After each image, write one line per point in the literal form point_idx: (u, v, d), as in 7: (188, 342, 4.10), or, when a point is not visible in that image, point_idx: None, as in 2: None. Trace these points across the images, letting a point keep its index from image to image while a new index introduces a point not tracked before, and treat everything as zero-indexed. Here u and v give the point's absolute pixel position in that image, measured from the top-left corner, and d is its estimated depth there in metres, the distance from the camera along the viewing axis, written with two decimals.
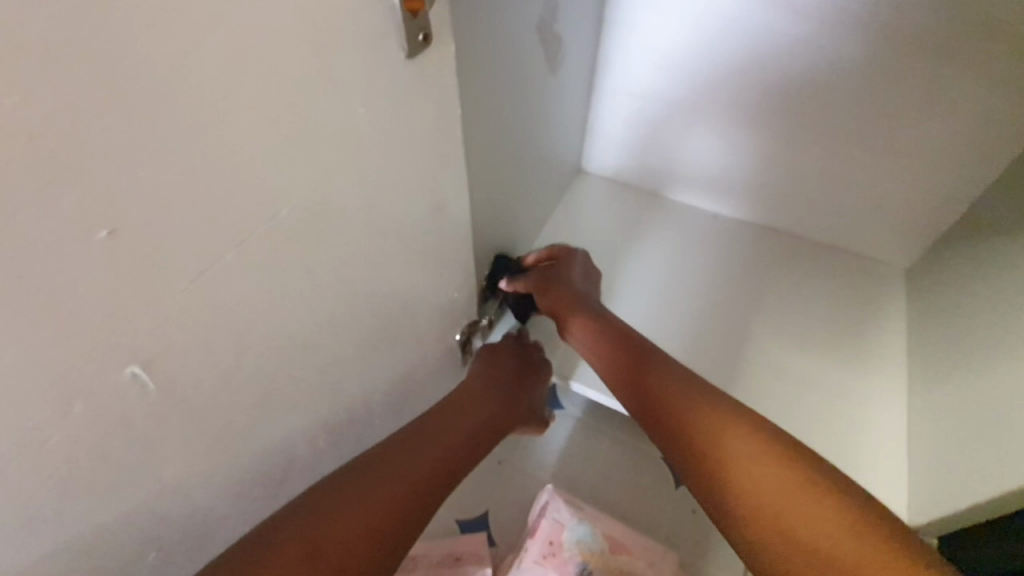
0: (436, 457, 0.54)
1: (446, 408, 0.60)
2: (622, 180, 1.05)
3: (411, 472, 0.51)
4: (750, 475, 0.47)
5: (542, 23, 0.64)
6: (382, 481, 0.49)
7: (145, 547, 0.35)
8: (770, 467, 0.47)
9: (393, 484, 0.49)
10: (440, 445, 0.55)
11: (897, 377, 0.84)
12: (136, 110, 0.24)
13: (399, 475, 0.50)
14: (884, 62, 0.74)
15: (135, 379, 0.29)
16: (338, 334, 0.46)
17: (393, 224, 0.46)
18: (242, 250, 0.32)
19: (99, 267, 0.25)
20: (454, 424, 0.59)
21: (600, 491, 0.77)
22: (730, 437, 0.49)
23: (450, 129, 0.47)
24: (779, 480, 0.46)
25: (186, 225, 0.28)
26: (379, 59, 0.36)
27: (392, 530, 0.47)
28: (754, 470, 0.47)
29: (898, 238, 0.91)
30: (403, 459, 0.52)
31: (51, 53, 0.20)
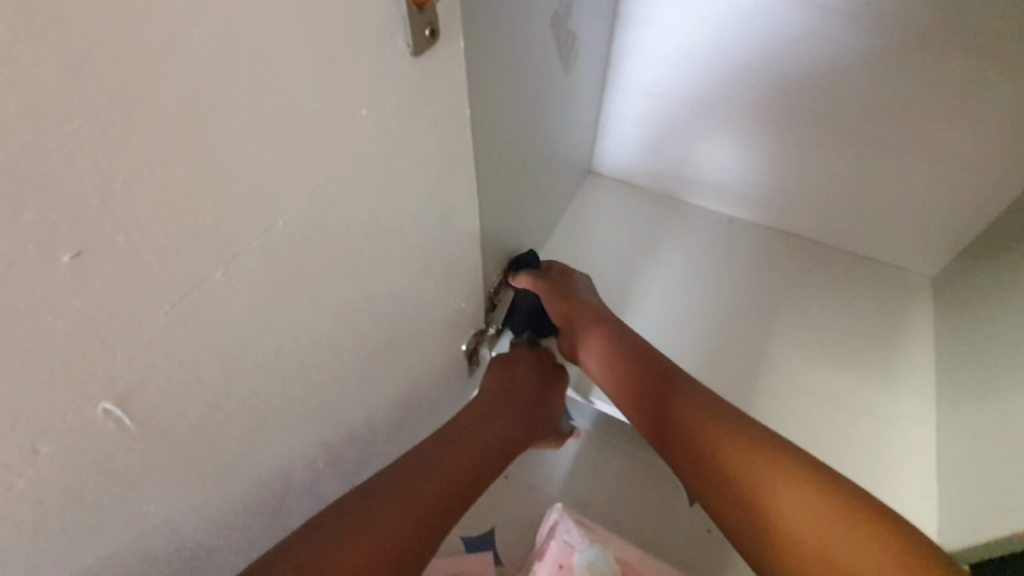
0: (451, 478, 0.51)
1: (459, 421, 0.57)
2: (635, 181, 1.02)
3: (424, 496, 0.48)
4: (769, 495, 0.46)
5: (555, 18, 0.61)
6: (395, 506, 0.46)
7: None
8: (783, 491, 0.46)
9: (405, 510, 0.46)
10: (454, 466, 0.52)
11: (923, 392, 0.80)
12: (109, 113, 0.21)
13: (410, 500, 0.47)
14: (912, 62, 0.70)
15: (111, 415, 0.26)
16: (338, 352, 0.43)
17: (396, 235, 0.43)
18: (232, 267, 0.29)
19: (67, 291, 0.22)
20: (468, 440, 0.56)
21: (611, 508, 0.74)
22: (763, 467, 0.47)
23: (458, 132, 0.44)
24: (793, 503, 0.45)
25: (169, 241, 0.25)
26: (384, 57, 0.33)
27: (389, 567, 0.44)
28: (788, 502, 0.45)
29: (924, 246, 0.87)
30: (416, 480, 0.49)
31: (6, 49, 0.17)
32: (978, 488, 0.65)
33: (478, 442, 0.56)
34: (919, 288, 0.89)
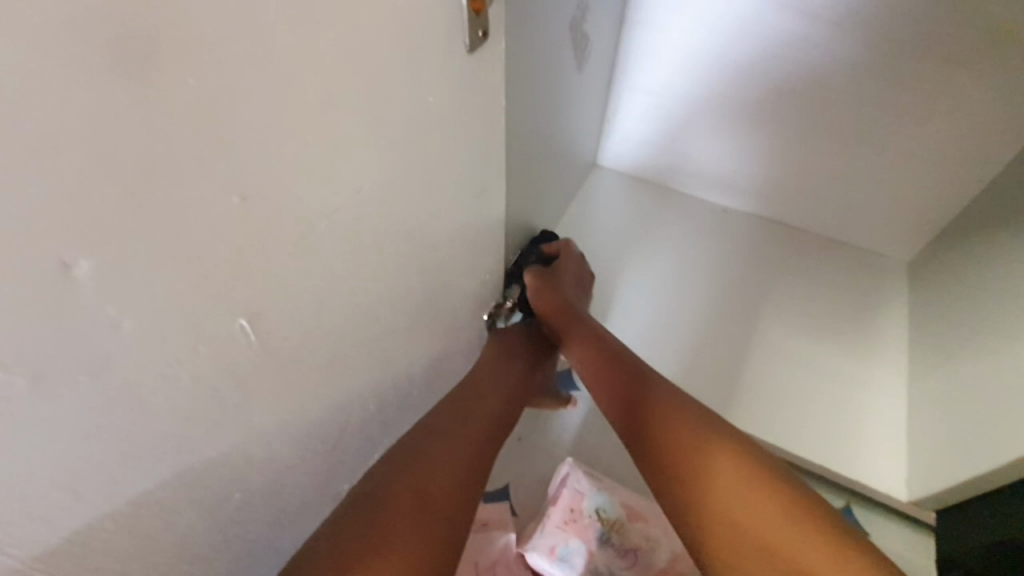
0: (475, 427, 0.58)
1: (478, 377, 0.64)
2: (637, 174, 1.09)
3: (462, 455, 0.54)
4: (714, 472, 0.51)
5: (574, 20, 0.68)
6: (441, 462, 0.51)
7: (231, 491, 0.39)
8: (721, 467, 0.51)
9: (446, 466, 0.51)
10: (476, 414, 0.59)
11: (897, 365, 0.88)
12: (274, 89, 0.28)
13: (445, 446, 0.53)
14: (887, 66, 0.78)
15: (243, 330, 0.33)
16: (392, 305, 0.49)
17: (444, 205, 0.50)
18: (332, 220, 0.36)
19: (233, 226, 0.29)
20: (486, 394, 0.63)
21: (615, 466, 0.82)
22: (712, 452, 0.53)
23: (497, 119, 0.51)
24: (728, 478, 0.51)
25: (295, 193, 0.32)
26: (449, 51, 0.40)
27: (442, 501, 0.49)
28: (724, 485, 0.50)
29: (902, 235, 0.95)
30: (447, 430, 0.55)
31: (222, 38, 0.24)
32: (943, 444, 0.73)
33: (493, 394, 0.64)
34: (897, 273, 0.97)
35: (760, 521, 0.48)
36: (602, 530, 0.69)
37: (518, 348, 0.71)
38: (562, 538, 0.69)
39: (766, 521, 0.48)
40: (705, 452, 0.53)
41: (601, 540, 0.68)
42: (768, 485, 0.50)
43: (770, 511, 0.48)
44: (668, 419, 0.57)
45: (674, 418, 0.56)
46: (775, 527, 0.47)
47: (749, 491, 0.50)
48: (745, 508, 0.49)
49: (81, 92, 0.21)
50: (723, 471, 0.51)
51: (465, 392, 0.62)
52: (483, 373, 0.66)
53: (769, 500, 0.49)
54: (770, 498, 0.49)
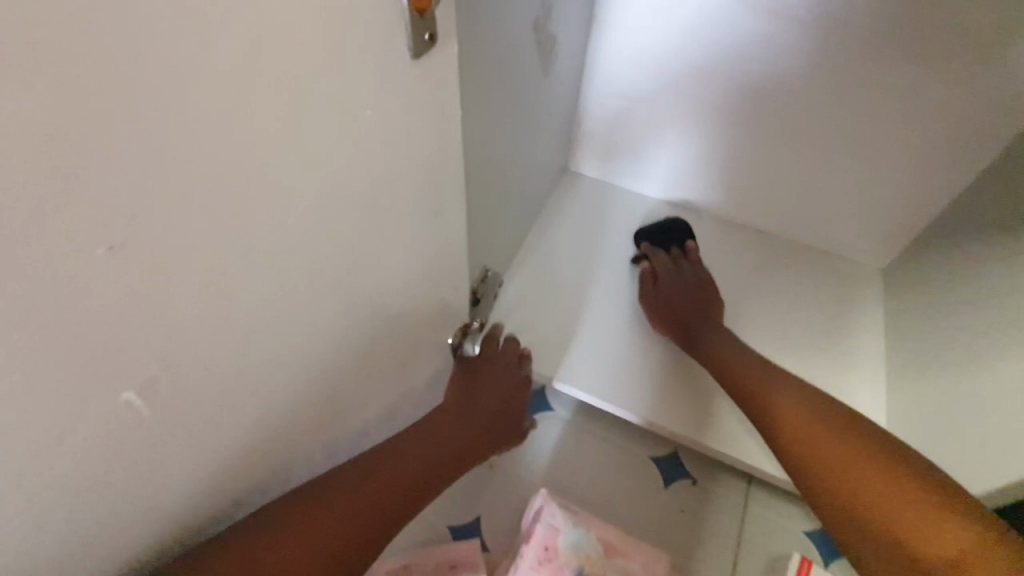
0: (386, 491, 0.54)
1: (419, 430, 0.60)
2: (610, 180, 1.05)
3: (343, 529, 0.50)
4: (831, 441, 0.60)
5: (538, 21, 0.63)
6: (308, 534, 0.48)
7: None
8: (821, 431, 0.61)
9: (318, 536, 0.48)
10: (401, 474, 0.56)
11: (874, 375, 0.86)
12: (140, 108, 0.22)
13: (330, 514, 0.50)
14: (863, 67, 0.76)
15: (130, 405, 0.29)
16: (335, 341, 0.44)
17: (391, 229, 0.45)
18: (242, 257, 0.31)
19: (85, 282, 0.23)
20: (422, 449, 0.59)
21: (591, 492, 0.78)
22: (788, 403, 0.65)
23: (452, 130, 0.46)
24: (843, 449, 0.58)
25: (190, 234, 0.27)
26: (387, 57, 0.34)
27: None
28: (844, 453, 0.58)
29: (876, 241, 0.94)
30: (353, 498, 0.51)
31: (40, 43, 0.18)
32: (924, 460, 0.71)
33: (437, 453, 0.61)
34: (872, 279, 0.96)
35: (898, 503, 0.53)
36: (579, 568, 0.64)
37: (484, 388, 0.69)
38: None
39: (900, 500, 0.53)
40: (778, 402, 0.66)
41: None
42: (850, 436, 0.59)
43: (890, 489, 0.54)
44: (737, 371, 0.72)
45: (736, 365, 0.73)
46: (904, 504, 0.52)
47: (881, 470, 0.55)
48: (881, 490, 0.54)
49: None
50: (789, 417, 0.64)
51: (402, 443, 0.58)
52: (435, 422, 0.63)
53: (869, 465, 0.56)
54: (893, 473, 0.55)
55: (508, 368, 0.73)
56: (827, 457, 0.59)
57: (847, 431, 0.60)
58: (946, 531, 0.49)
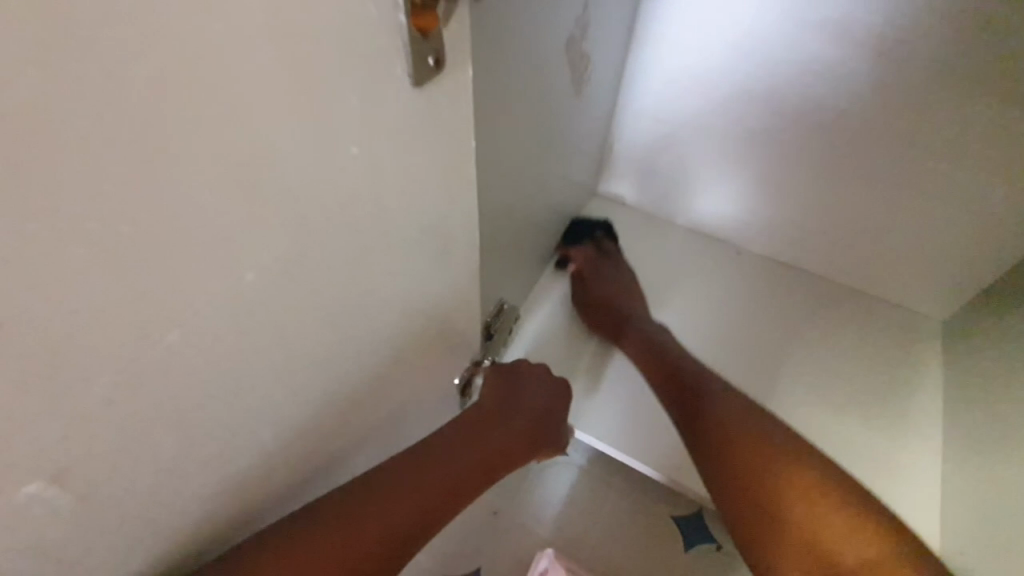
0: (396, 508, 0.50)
1: (435, 444, 0.56)
2: (641, 208, 0.98)
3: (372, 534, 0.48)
4: (805, 513, 0.53)
5: (571, 38, 0.57)
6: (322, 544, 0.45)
7: None
8: (799, 479, 0.55)
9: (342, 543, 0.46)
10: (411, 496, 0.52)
11: (929, 441, 0.76)
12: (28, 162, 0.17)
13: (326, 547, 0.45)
14: (936, 99, 0.67)
15: (34, 495, 0.24)
16: (317, 394, 0.40)
17: (386, 272, 0.40)
18: (173, 321, 0.25)
19: None
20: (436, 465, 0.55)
21: (603, 551, 0.72)
22: (783, 466, 0.56)
23: (460, 164, 0.41)
24: (828, 517, 0.52)
25: (99, 298, 0.22)
26: (378, 86, 0.29)
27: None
28: (817, 526, 0.52)
29: (938, 290, 0.84)
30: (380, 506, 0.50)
31: None
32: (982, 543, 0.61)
33: (460, 464, 0.57)
34: (930, 332, 0.86)
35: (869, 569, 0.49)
36: None
37: (513, 396, 0.64)
38: None
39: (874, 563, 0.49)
40: (768, 454, 0.58)
41: None
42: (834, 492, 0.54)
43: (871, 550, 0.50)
44: (733, 432, 0.60)
45: (728, 423, 0.61)
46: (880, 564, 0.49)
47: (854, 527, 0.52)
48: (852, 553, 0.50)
49: None
50: (783, 475, 0.56)
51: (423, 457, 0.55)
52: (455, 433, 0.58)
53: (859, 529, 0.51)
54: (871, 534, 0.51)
55: (537, 374, 0.68)
56: (801, 520, 0.53)
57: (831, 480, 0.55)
58: None
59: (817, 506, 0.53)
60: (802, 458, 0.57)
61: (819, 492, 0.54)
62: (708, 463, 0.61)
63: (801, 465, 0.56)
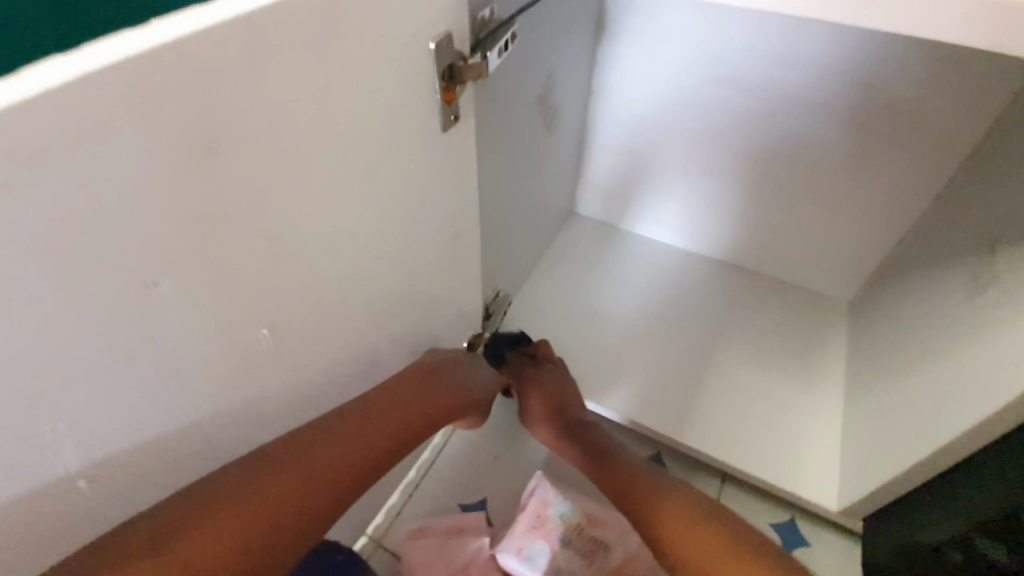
0: (392, 418, 0.64)
1: (414, 377, 0.68)
2: (609, 222, 1.22)
3: (344, 459, 0.58)
4: (702, 549, 0.64)
5: (540, 96, 0.82)
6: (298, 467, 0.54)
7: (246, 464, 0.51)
8: (685, 527, 0.66)
9: (316, 468, 0.56)
10: (405, 410, 0.66)
11: (834, 387, 0.97)
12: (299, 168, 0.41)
13: (341, 448, 0.58)
14: (810, 131, 0.92)
15: (262, 337, 0.46)
16: (381, 326, 0.62)
17: (424, 247, 0.63)
18: (329, 255, 0.48)
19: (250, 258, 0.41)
20: (421, 397, 0.68)
21: (582, 482, 0.91)
22: (682, 518, 0.67)
23: (468, 179, 0.65)
24: (713, 545, 0.64)
25: (302, 236, 0.45)
26: (427, 130, 0.53)
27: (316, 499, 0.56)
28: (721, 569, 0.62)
29: (841, 276, 1.07)
30: (343, 437, 0.58)
31: (255, 133, 0.37)
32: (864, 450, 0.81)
33: (446, 397, 0.71)
34: (839, 310, 1.08)
35: None
36: (565, 534, 0.76)
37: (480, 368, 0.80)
38: (528, 541, 0.76)
39: None
40: (668, 517, 0.68)
41: (563, 543, 0.76)
42: (738, 550, 0.63)
43: None
44: (641, 495, 0.71)
45: (640, 490, 0.72)
46: None
47: (741, 562, 0.62)
48: None
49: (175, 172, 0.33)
50: (684, 530, 0.66)
51: (403, 385, 0.67)
52: (435, 372, 0.71)
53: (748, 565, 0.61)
54: (751, 562, 0.61)
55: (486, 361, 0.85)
56: (698, 553, 0.64)
57: (735, 535, 0.65)
58: None
59: (709, 546, 0.64)
60: (688, 507, 0.69)
61: (710, 533, 0.65)
62: (633, 520, 0.71)
63: (685, 505, 0.69)
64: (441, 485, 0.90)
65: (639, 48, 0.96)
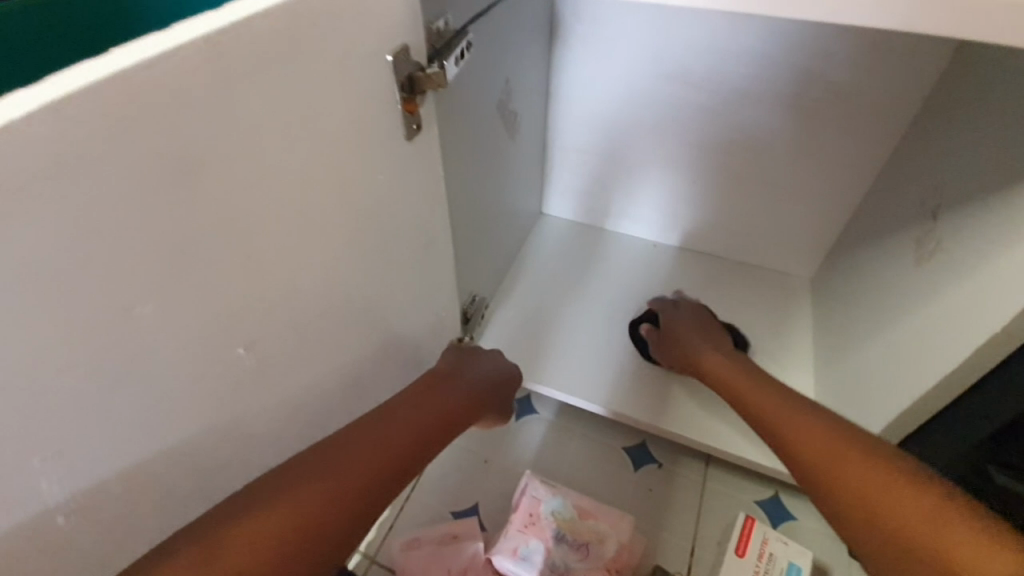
0: (421, 413, 0.66)
1: (428, 379, 0.72)
2: (578, 220, 1.25)
3: (385, 452, 0.59)
4: (824, 456, 0.62)
5: (500, 102, 0.84)
6: (325, 466, 0.54)
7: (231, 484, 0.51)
8: (841, 444, 0.63)
9: (360, 461, 0.56)
10: (431, 406, 0.68)
11: (804, 362, 1.01)
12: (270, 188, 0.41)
13: (381, 440, 0.60)
14: (761, 119, 0.96)
15: (241, 354, 0.46)
16: (359, 339, 0.62)
17: (396, 257, 0.63)
18: (303, 271, 0.49)
19: (224, 278, 0.41)
20: (441, 394, 0.71)
21: (571, 478, 0.92)
22: (802, 425, 0.67)
23: (435, 186, 0.66)
24: (846, 454, 0.61)
25: (276, 252, 0.45)
26: (391, 141, 0.54)
27: (369, 486, 0.56)
28: (850, 477, 0.59)
29: (801, 255, 1.11)
30: (368, 438, 0.59)
31: (222, 154, 0.37)
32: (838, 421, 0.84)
33: (456, 395, 0.73)
34: (802, 289, 1.13)
35: (905, 512, 0.54)
36: (558, 529, 0.78)
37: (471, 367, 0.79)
38: (523, 540, 0.77)
39: (910, 511, 0.54)
40: (803, 430, 0.66)
41: (557, 539, 0.77)
42: (871, 451, 0.61)
43: (905, 493, 0.56)
44: (783, 419, 0.69)
45: (790, 416, 0.69)
46: (905, 506, 0.55)
47: (864, 461, 0.60)
48: (875, 496, 0.57)
49: (143, 197, 0.33)
50: (815, 436, 0.65)
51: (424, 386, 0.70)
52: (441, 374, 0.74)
53: (873, 462, 0.59)
54: (884, 465, 0.59)
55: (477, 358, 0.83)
56: (818, 454, 0.63)
57: (855, 438, 0.63)
58: (926, 512, 0.53)
59: (833, 448, 0.62)
60: (821, 417, 0.67)
61: (829, 436, 0.64)
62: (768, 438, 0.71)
63: (814, 423, 0.66)
64: (431, 493, 0.90)
65: (592, 50, 0.98)
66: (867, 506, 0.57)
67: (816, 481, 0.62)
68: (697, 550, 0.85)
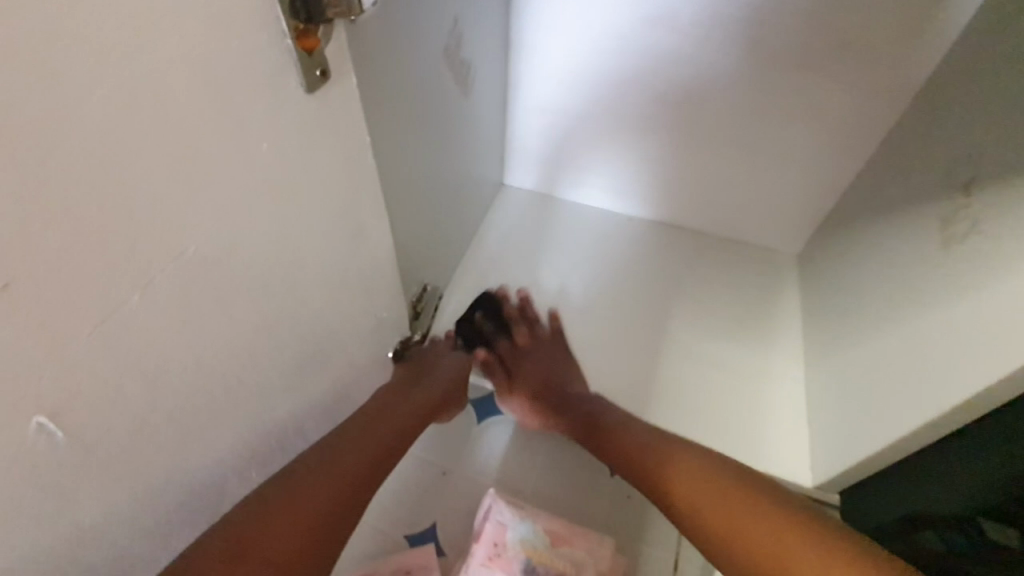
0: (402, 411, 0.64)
1: (399, 375, 0.69)
2: (543, 192, 1.10)
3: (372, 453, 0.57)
4: (706, 501, 0.58)
5: (447, 48, 0.67)
6: (318, 473, 0.52)
7: None
8: (709, 480, 0.60)
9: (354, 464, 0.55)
10: (410, 404, 0.65)
11: (794, 349, 0.92)
12: (41, 166, 0.25)
13: (367, 440, 0.58)
14: (753, 71, 0.82)
15: (42, 429, 0.29)
16: (263, 362, 0.47)
17: (308, 253, 0.47)
18: (148, 292, 0.33)
19: None
20: (416, 387, 0.68)
21: (541, 489, 0.82)
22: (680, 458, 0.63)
23: (359, 155, 0.50)
24: (717, 498, 0.58)
25: (84, 266, 0.29)
26: (279, 92, 0.37)
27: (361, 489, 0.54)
28: (743, 524, 0.55)
29: (789, 229, 1.01)
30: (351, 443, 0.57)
31: None
32: (838, 420, 0.75)
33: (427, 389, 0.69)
34: (790, 265, 1.03)
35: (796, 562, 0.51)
36: (527, 560, 0.67)
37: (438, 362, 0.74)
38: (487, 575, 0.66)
39: (799, 558, 0.51)
40: (674, 464, 0.63)
41: (526, 571, 0.66)
42: (750, 496, 0.57)
43: (796, 542, 0.52)
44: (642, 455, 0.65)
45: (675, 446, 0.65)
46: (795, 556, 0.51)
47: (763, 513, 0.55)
48: (760, 538, 0.54)
49: None
50: (692, 470, 0.61)
51: (398, 386, 0.67)
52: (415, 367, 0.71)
53: (751, 512, 0.56)
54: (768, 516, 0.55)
55: (450, 347, 0.78)
56: (688, 495, 0.60)
57: (738, 475, 0.60)
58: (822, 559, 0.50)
59: (728, 492, 0.58)
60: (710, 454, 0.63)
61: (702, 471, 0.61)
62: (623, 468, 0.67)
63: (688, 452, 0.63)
64: (382, 516, 0.78)
65: None
66: (753, 548, 0.54)
67: (700, 523, 0.58)
68: (682, 564, 0.76)
